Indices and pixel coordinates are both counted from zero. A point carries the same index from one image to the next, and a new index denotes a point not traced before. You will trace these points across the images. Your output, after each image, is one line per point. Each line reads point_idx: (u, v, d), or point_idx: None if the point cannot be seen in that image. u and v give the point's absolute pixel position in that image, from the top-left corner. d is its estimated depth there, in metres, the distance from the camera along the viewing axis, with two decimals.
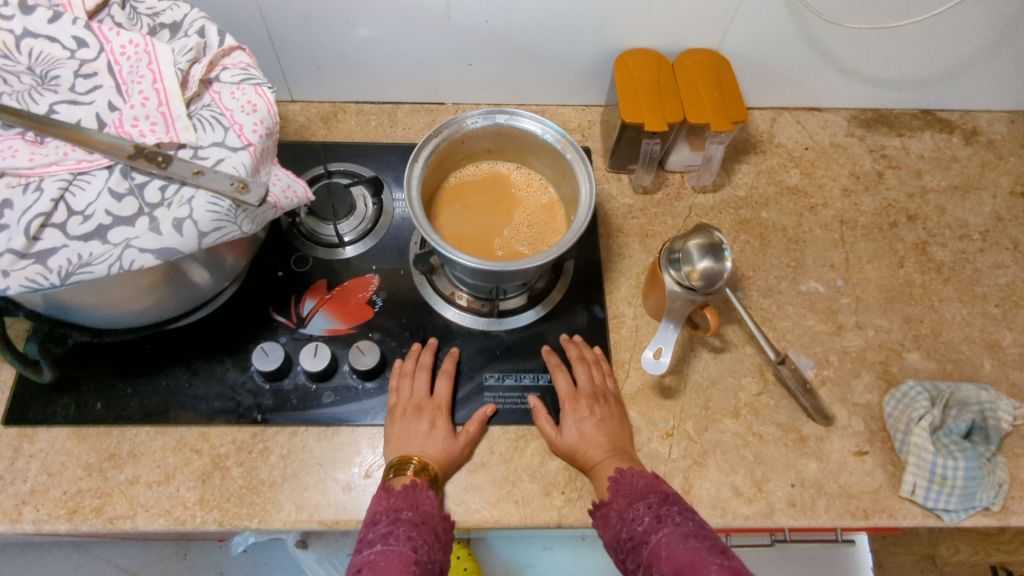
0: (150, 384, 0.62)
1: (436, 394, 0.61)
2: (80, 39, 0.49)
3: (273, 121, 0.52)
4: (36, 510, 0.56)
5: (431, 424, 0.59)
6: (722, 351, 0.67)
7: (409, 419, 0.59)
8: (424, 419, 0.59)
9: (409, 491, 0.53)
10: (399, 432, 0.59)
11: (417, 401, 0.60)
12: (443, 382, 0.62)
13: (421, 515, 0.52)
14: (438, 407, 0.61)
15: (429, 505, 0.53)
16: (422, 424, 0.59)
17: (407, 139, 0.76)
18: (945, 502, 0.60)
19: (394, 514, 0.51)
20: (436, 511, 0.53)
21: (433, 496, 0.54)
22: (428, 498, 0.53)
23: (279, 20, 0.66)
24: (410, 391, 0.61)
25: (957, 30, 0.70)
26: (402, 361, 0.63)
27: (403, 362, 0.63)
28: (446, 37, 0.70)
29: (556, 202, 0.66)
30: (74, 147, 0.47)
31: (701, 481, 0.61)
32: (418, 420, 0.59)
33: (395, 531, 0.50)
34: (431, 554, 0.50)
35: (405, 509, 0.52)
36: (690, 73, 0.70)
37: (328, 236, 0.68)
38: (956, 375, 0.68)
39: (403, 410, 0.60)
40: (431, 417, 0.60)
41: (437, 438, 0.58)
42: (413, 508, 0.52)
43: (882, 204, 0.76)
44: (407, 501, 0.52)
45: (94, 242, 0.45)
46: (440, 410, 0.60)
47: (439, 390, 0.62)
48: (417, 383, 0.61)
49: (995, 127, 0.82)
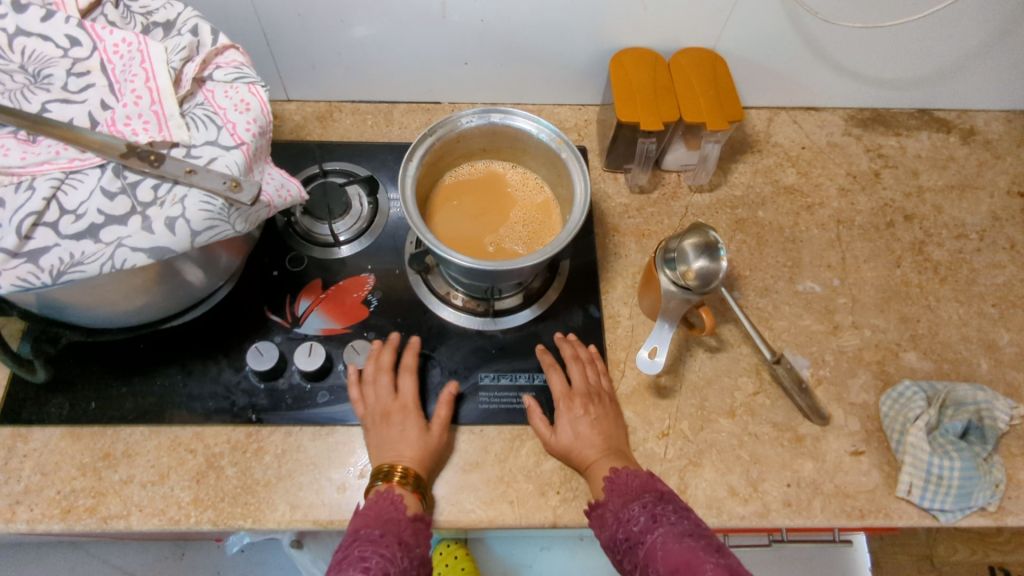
0: (144, 384, 0.61)
1: (401, 393, 0.60)
2: (73, 37, 0.49)
3: (266, 120, 0.52)
4: (30, 509, 0.56)
5: (402, 427, 0.58)
6: (717, 350, 0.67)
7: (380, 426, 0.58)
8: (399, 419, 0.58)
9: (372, 505, 0.52)
10: (375, 441, 0.58)
11: (383, 406, 0.59)
12: (407, 379, 0.61)
13: (382, 526, 0.51)
14: (406, 406, 0.59)
15: (391, 514, 0.52)
16: (395, 427, 0.58)
17: (402, 138, 0.76)
18: (941, 503, 0.59)
19: (353, 535, 0.51)
20: (401, 516, 0.52)
21: (400, 502, 0.53)
22: (390, 506, 0.52)
23: (274, 19, 0.66)
24: (375, 397, 0.59)
25: (954, 29, 0.70)
26: (364, 359, 0.62)
27: (364, 362, 0.62)
28: (442, 37, 0.70)
29: (551, 201, 0.66)
30: (67, 146, 0.47)
31: (696, 481, 0.61)
32: (388, 426, 0.58)
33: (350, 553, 0.49)
34: (393, 566, 0.49)
35: (365, 526, 0.51)
36: (686, 72, 0.69)
37: (323, 236, 0.68)
38: (953, 375, 0.67)
39: (373, 416, 0.59)
40: (401, 419, 0.58)
41: (411, 439, 0.57)
42: (372, 521, 0.51)
43: (879, 203, 0.76)
44: (367, 517, 0.52)
45: (87, 241, 0.45)
46: (413, 406, 0.59)
47: (403, 387, 0.60)
48: (380, 386, 0.60)
49: (993, 126, 0.81)
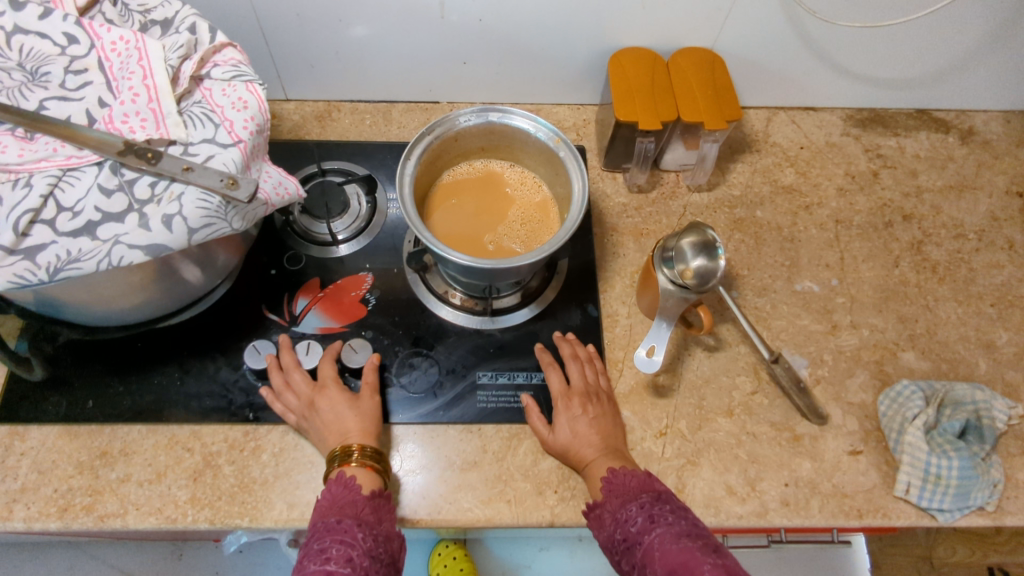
0: (142, 382, 0.61)
1: (318, 381, 0.59)
2: (71, 35, 0.49)
3: (264, 118, 0.52)
4: (27, 508, 0.56)
5: (329, 407, 0.57)
6: (716, 350, 0.67)
7: (312, 418, 0.57)
8: (326, 401, 0.57)
9: (328, 497, 0.51)
10: (321, 432, 0.57)
11: (306, 398, 0.58)
12: (318, 369, 0.60)
13: (338, 513, 0.50)
14: (324, 387, 0.58)
15: (346, 498, 0.51)
16: (328, 412, 0.57)
17: (401, 138, 0.76)
18: (940, 502, 0.59)
19: (314, 528, 0.50)
20: (355, 496, 0.51)
21: (352, 483, 0.52)
22: (343, 490, 0.51)
23: (272, 18, 0.66)
24: (295, 393, 0.58)
25: (952, 28, 0.70)
26: (275, 359, 0.61)
27: (277, 360, 0.61)
28: (440, 36, 0.70)
29: (549, 200, 0.66)
30: (64, 143, 0.47)
31: (694, 480, 0.61)
32: (317, 415, 0.57)
33: (311, 547, 0.48)
34: (355, 548, 0.48)
35: (324, 517, 0.50)
36: (684, 71, 0.69)
37: (322, 234, 0.68)
38: (951, 375, 0.67)
39: (305, 410, 0.58)
40: (324, 401, 0.57)
41: (345, 416, 0.57)
42: (330, 511, 0.50)
43: (877, 203, 0.76)
44: (325, 509, 0.51)
45: (83, 238, 0.45)
46: (333, 383, 0.59)
47: (320, 375, 0.59)
48: (295, 382, 0.59)
49: (991, 127, 0.82)
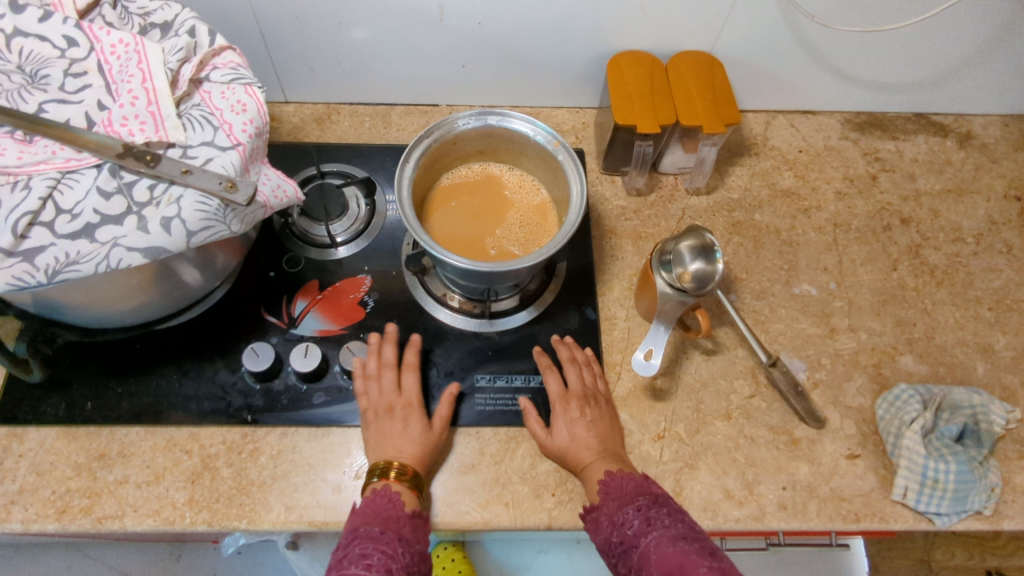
0: (141, 384, 0.61)
1: (404, 390, 0.60)
2: (70, 38, 0.49)
3: (262, 121, 0.52)
4: (25, 509, 0.56)
5: (404, 423, 0.58)
6: (714, 353, 0.67)
7: (382, 420, 0.58)
8: (392, 420, 0.58)
9: (367, 505, 0.52)
10: (375, 434, 0.58)
11: (386, 401, 0.59)
12: (408, 378, 0.61)
13: (380, 524, 0.51)
14: (409, 404, 0.59)
15: (389, 512, 0.52)
16: (396, 423, 0.58)
17: (401, 140, 0.76)
18: (937, 506, 0.59)
19: (353, 532, 0.50)
20: (399, 513, 0.52)
21: (396, 499, 0.53)
22: (388, 504, 0.52)
23: (272, 21, 0.66)
24: (378, 392, 0.60)
25: (951, 32, 0.70)
26: (362, 359, 0.62)
27: (364, 360, 0.61)
28: (440, 39, 0.70)
29: (548, 203, 0.66)
30: (63, 146, 0.47)
31: (692, 483, 0.61)
32: (391, 420, 0.58)
33: (350, 551, 0.48)
34: (395, 561, 0.48)
35: (364, 524, 0.51)
36: (683, 75, 0.70)
37: (320, 236, 0.68)
38: (949, 379, 0.67)
39: (375, 413, 0.59)
40: (402, 416, 0.59)
41: (413, 435, 0.58)
42: (372, 519, 0.51)
43: (876, 207, 0.76)
44: (365, 516, 0.51)
45: (82, 241, 0.45)
46: (406, 402, 0.60)
47: (407, 384, 0.61)
48: (384, 383, 0.60)
49: (989, 130, 0.82)
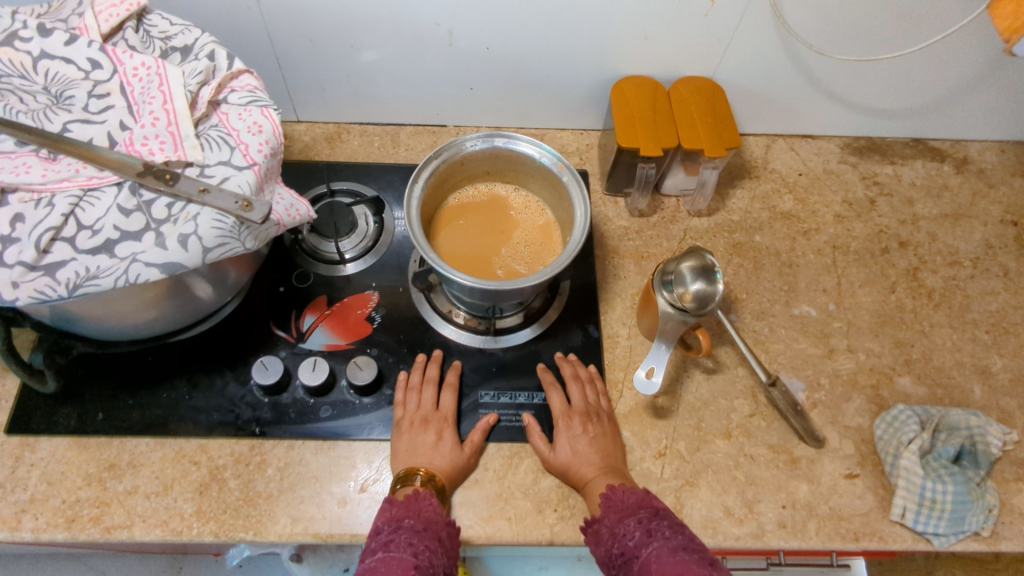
0: (152, 396, 0.63)
1: (442, 406, 0.63)
2: (94, 60, 0.52)
3: (277, 141, 0.54)
4: (35, 518, 0.57)
5: (437, 436, 0.60)
6: (714, 372, 0.68)
7: (416, 430, 0.60)
8: (420, 433, 0.60)
9: (411, 501, 0.54)
10: (407, 443, 0.60)
11: (424, 414, 0.62)
12: (447, 395, 0.63)
13: (422, 521, 0.53)
14: (444, 419, 0.62)
15: (431, 513, 0.54)
16: (429, 435, 0.60)
17: (409, 160, 0.78)
18: (935, 526, 0.60)
19: (395, 523, 0.52)
20: (439, 517, 0.54)
21: (437, 504, 0.55)
22: (429, 505, 0.54)
23: (287, 43, 0.68)
24: (417, 405, 0.62)
25: (946, 61, 0.72)
26: (405, 375, 0.65)
27: (408, 376, 0.64)
28: (448, 63, 0.72)
29: (552, 223, 0.67)
30: (86, 164, 0.49)
31: (692, 500, 0.62)
32: (425, 432, 0.60)
33: (396, 537, 0.50)
34: (435, 559, 0.50)
35: (407, 517, 0.52)
36: (685, 100, 0.71)
37: (330, 253, 0.70)
38: (947, 401, 0.68)
39: (410, 424, 0.61)
40: (437, 429, 0.61)
41: (444, 449, 0.60)
42: (415, 515, 0.53)
43: (874, 230, 0.78)
44: (408, 510, 0.53)
45: (102, 256, 0.47)
46: (437, 417, 0.62)
47: (445, 401, 0.63)
48: (424, 396, 0.63)
49: (986, 156, 0.83)
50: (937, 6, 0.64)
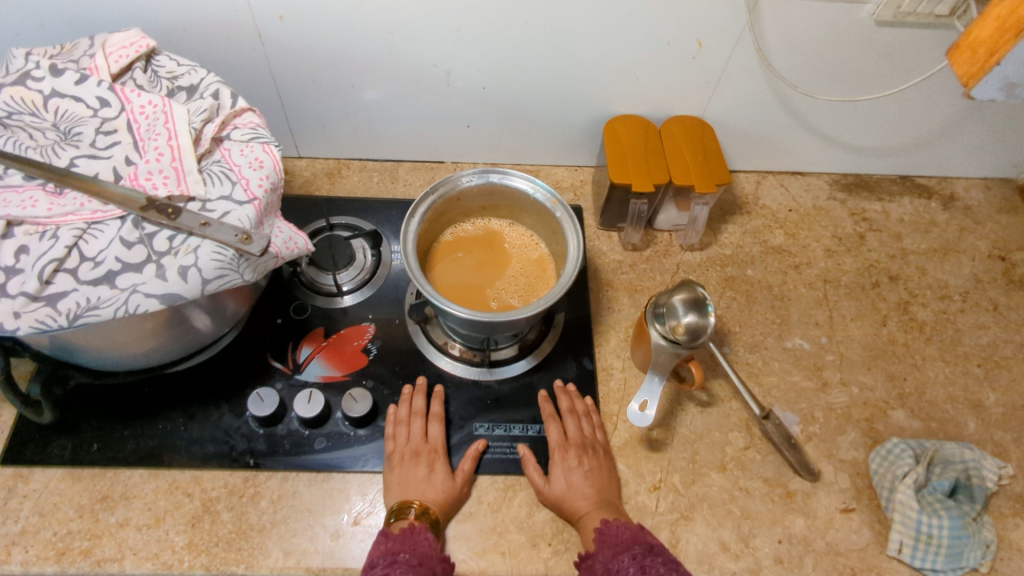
0: (147, 427, 0.63)
1: (431, 437, 0.63)
2: (103, 99, 0.54)
3: (278, 176, 0.55)
4: (25, 551, 0.56)
5: (429, 468, 0.60)
6: (708, 405, 0.69)
7: (407, 464, 0.61)
8: (412, 466, 0.60)
9: (406, 535, 0.54)
10: (398, 477, 0.60)
11: (414, 446, 0.62)
12: (436, 427, 0.63)
13: (418, 555, 0.52)
14: (435, 450, 0.62)
15: (426, 547, 0.53)
16: (421, 468, 0.60)
17: (407, 195, 0.80)
18: (933, 562, 0.59)
19: (391, 557, 0.52)
20: (434, 553, 0.54)
21: (432, 539, 0.55)
22: (424, 538, 0.54)
23: (289, 82, 0.70)
24: (407, 437, 0.62)
25: (926, 103, 0.74)
26: (394, 408, 0.65)
27: (397, 409, 0.64)
28: (446, 103, 0.74)
29: (546, 257, 0.69)
30: (91, 199, 0.50)
31: (688, 535, 0.61)
32: (416, 465, 0.60)
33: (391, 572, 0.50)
34: None
35: (402, 551, 0.52)
36: (676, 137, 0.73)
37: (327, 285, 0.71)
38: (941, 434, 0.68)
39: (401, 457, 0.61)
40: (428, 461, 0.61)
41: (437, 481, 0.60)
42: (410, 550, 0.53)
43: (864, 264, 0.79)
44: (404, 544, 0.53)
45: (103, 287, 0.48)
46: (429, 449, 0.62)
47: (434, 432, 0.63)
48: (413, 428, 0.63)
49: (971, 193, 0.85)
50: (915, 50, 0.67)
